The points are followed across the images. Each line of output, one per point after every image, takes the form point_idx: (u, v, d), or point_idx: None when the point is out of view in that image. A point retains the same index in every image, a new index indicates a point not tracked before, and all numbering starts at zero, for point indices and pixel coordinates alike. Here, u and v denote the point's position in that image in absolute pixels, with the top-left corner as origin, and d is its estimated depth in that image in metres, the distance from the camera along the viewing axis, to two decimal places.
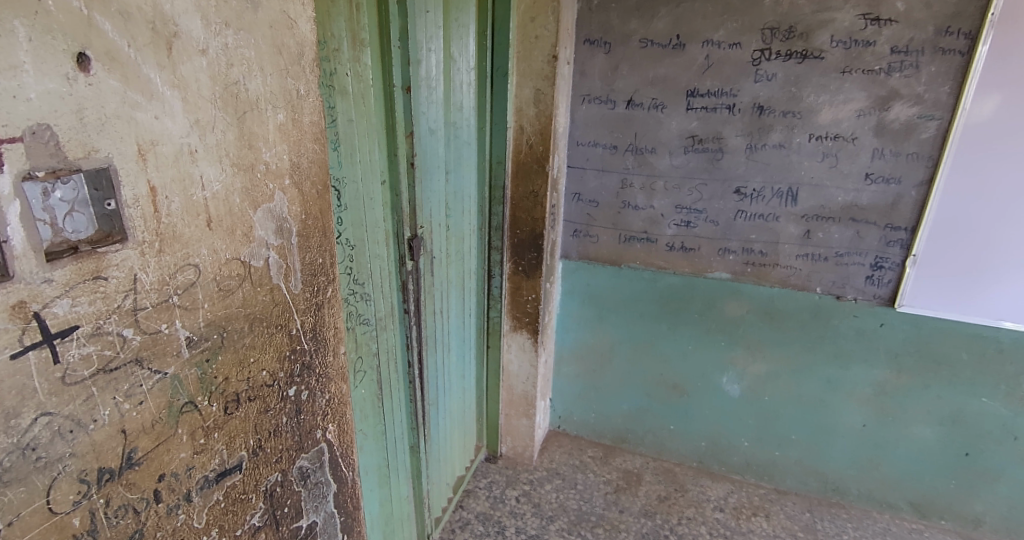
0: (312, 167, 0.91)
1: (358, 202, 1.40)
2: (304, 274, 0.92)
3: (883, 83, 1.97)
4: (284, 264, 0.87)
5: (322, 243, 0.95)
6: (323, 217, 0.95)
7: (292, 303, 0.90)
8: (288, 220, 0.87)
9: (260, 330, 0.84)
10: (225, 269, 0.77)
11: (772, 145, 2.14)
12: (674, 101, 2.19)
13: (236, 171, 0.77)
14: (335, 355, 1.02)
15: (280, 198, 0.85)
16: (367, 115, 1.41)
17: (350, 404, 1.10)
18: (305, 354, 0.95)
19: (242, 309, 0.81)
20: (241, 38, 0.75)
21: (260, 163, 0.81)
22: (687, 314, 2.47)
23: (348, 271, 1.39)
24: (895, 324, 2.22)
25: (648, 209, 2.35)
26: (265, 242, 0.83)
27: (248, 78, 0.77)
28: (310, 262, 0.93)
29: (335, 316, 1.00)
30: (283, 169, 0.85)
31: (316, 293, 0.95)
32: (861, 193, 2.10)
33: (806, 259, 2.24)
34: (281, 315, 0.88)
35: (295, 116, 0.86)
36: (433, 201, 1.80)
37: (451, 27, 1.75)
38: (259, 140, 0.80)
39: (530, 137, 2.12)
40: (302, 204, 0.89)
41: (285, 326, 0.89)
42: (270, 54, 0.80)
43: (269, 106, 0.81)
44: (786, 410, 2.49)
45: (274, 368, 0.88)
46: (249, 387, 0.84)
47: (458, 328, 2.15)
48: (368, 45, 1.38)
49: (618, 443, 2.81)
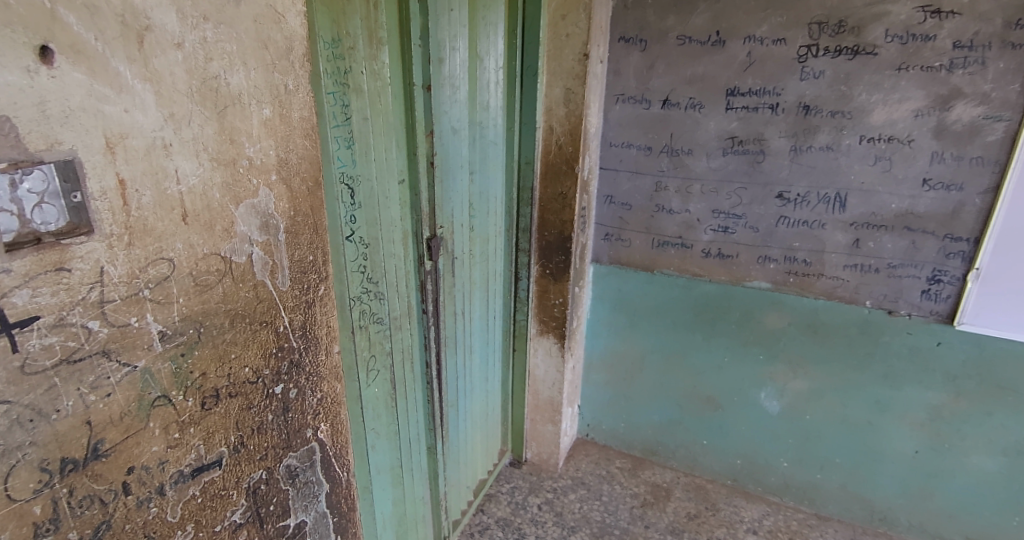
0: (301, 164, 0.91)
1: (374, 201, 1.40)
2: (294, 271, 0.92)
3: (943, 81, 1.82)
4: (270, 260, 0.87)
5: (312, 240, 0.95)
6: (314, 214, 0.95)
7: (279, 300, 0.90)
8: (276, 216, 0.87)
9: (243, 326, 0.85)
10: (202, 264, 0.78)
11: (819, 147, 2.01)
12: (713, 100, 2.09)
13: (216, 166, 0.78)
14: (328, 354, 1.02)
15: (265, 194, 0.85)
16: (383, 114, 1.41)
17: (345, 404, 1.10)
18: (293, 353, 0.95)
19: (222, 305, 0.81)
20: (221, 32, 0.76)
21: (243, 158, 0.81)
22: (723, 324, 2.36)
23: (362, 270, 1.39)
24: (954, 343, 2.05)
25: (684, 213, 2.26)
26: (249, 237, 0.84)
27: (229, 72, 0.78)
28: (300, 260, 0.93)
29: (327, 315, 1.00)
30: (270, 164, 0.85)
31: (306, 290, 0.95)
32: (917, 199, 1.95)
33: (854, 270, 2.10)
34: (267, 311, 0.88)
35: (284, 111, 0.86)
36: (455, 202, 1.79)
37: (479, 26, 1.74)
38: (242, 134, 0.80)
39: (559, 137, 2.07)
40: (291, 201, 0.89)
41: (271, 323, 0.89)
42: (254, 48, 0.81)
43: (254, 100, 0.82)
44: (828, 431, 2.34)
45: (258, 365, 0.88)
46: (230, 383, 0.84)
47: (481, 330, 2.13)
48: (385, 44, 1.38)
49: (648, 456, 2.71)
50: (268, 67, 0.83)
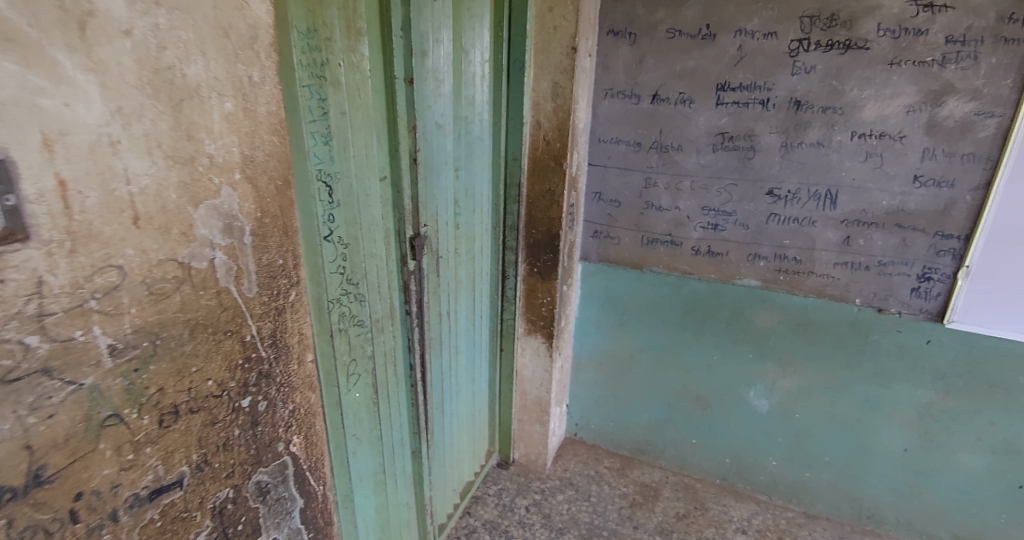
0: (269, 161, 0.86)
1: (353, 199, 1.35)
2: (262, 276, 0.88)
3: (935, 76, 1.80)
4: (235, 265, 0.82)
5: (281, 243, 0.90)
6: (283, 214, 0.91)
7: (244, 308, 0.85)
8: (239, 217, 0.82)
9: (205, 337, 0.80)
10: (157, 271, 0.73)
11: (810, 143, 1.98)
12: (703, 95, 2.05)
13: (171, 164, 0.72)
14: (300, 363, 0.97)
15: (228, 193, 0.80)
16: (363, 108, 1.35)
17: (320, 417, 1.07)
18: (262, 363, 0.90)
19: (180, 314, 0.76)
20: (176, 19, 0.71)
21: (202, 155, 0.76)
22: (713, 323, 2.33)
23: (341, 271, 1.34)
24: (944, 341, 2.04)
25: (673, 211, 2.22)
26: (211, 240, 0.78)
27: (185, 62, 0.72)
28: (269, 263, 0.88)
29: (298, 323, 0.96)
30: (233, 162, 0.80)
31: (275, 297, 0.90)
32: (908, 197, 1.93)
33: (844, 268, 2.08)
34: (232, 320, 0.83)
35: (248, 104, 0.82)
36: (440, 199, 1.74)
37: (463, 17, 1.68)
38: (200, 129, 0.75)
39: (547, 132, 2.02)
40: (257, 201, 0.85)
41: (237, 332, 0.84)
42: (213, 35, 0.76)
43: (214, 93, 0.77)
44: (818, 429, 2.32)
45: (222, 378, 0.83)
46: (191, 398, 0.79)
47: (468, 330, 2.09)
48: (365, 35, 1.32)
49: (637, 455, 2.68)
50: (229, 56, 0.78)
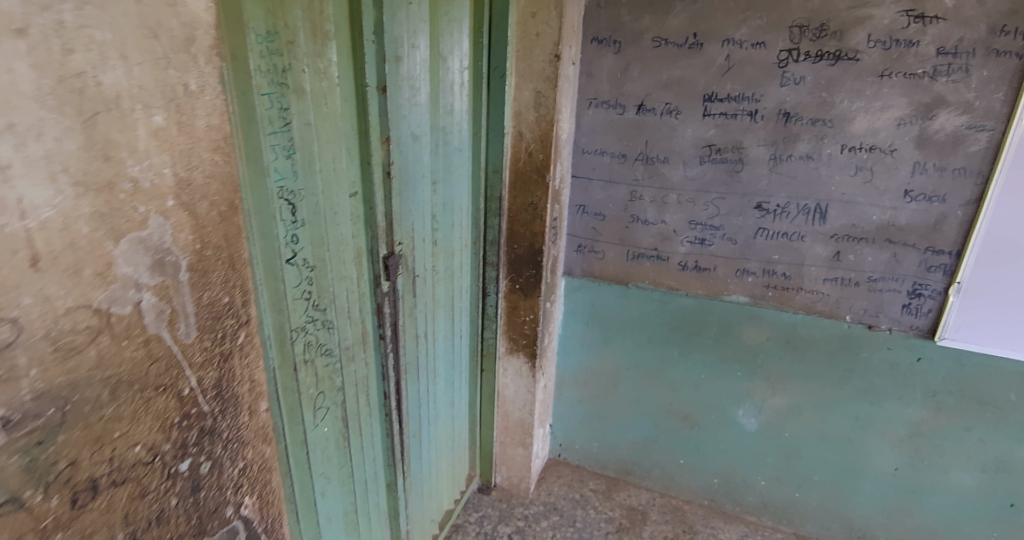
0: (210, 184, 0.75)
1: (320, 217, 1.24)
2: (204, 316, 0.76)
3: (926, 89, 1.75)
4: (167, 308, 0.70)
5: (227, 278, 0.79)
6: (228, 244, 0.79)
7: (181, 357, 0.73)
8: (174, 250, 0.70)
9: (131, 396, 0.67)
10: (66, 322, 0.60)
11: (799, 156, 1.92)
12: (690, 105, 1.98)
13: (82, 191, 0.60)
14: (250, 414, 0.87)
15: (158, 223, 0.68)
16: (331, 119, 1.24)
17: (275, 469, 0.95)
18: (204, 421, 0.78)
19: (97, 371, 0.63)
20: (86, 15, 0.58)
21: (123, 179, 0.64)
22: (700, 340, 2.24)
23: (307, 296, 1.23)
24: (935, 359, 1.98)
25: (659, 224, 2.14)
26: (141, 280, 0.67)
27: (100, 68, 0.60)
28: (212, 303, 0.77)
29: (247, 369, 0.85)
30: (165, 186, 0.68)
31: (219, 341, 0.79)
32: (899, 211, 1.87)
33: (834, 283, 2.01)
34: (165, 373, 0.71)
35: (183, 119, 0.70)
36: (416, 214, 1.63)
37: (441, 21, 1.58)
38: (120, 148, 0.63)
39: (529, 143, 1.93)
40: (196, 231, 0.73)
41: (172, 386, 0.72)
42: (138, 34, 0.64)
43: (138, 104, 0.65)
44: (807, 449, 2.26)
45: (153, 441, 0.71)
46: (113, 469, 0.67)
47: (446, 352, 1.97)
48: (333, 39, 1.21)
49: (623, 476, 2.59)
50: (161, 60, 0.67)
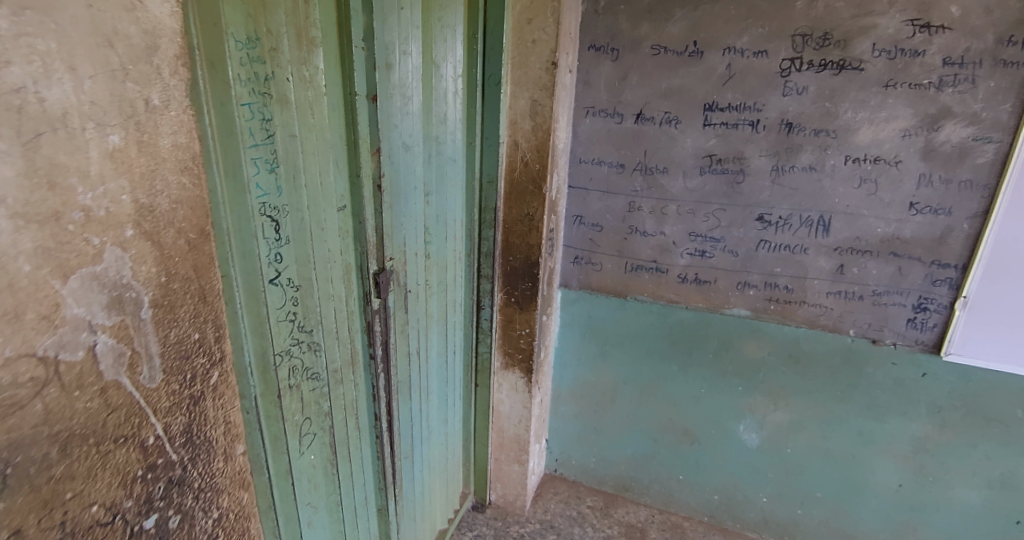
0: (177, 210, 0.79)
1: (307, 234, 1.17)
2: (171, 355, 0.79)
3: (932, 100, 1.70)
4: (130, 351, 0.72)
5: (195, 314, 0.83)
6: (197, 277, 0.84)
7: (144, 405, 0.75)
8: (133, 285, 0.72)
9: (88, 450, 0.68)
10: (16, 377, 0.59)
11: (802, 167, 1.87)
12: (690, 115, 1.92)
13: (27, 223, 0.59)
14: (217, 463, 0.92)
15: (116, 255, 0.69)
16: (318, 130, 1.18)
17: (252, 516, 1.06)
18: (171, 468, 0.81)
19: (43, 427, 0.62)
20: (33, 23, 0.58)
21: (73, 208, 0.64)
22: (700, 354, 2.17)
23: (291, 317, 1.16)
24: (941, 374, 1.92)
25: (658, 236, 2.07)
26: (99, 322, 0.68)
27: (45, 83, 0.60)
28: (179, 341, 0.80)
29: (211, 413, 0.89)
30: (123, 213, 0.70)
31: (187, 387, 0.83)
32: (904, 224, 1.82)
33: (838, 297, 1.95)
34: (128, 424, 0.73)
35: (142, 136, 0.72)
36: (409, 227, 1.57)
37: (433, 27, 1.52)
38: (67, 173, 0.62)
39: (525, 153, 1.87)
40: (162, 263, 0.76)
41: (134, 436, 0.74)
42: (90, 43, 0.64)
43: (90, 122, 0.65)
44: (809, 465, 2.19)
45: (112, 497, 0.72)
46: (70, 530, 0.67)
47: (440, 368, 1.91)
48: (320, 45, 1.15)
49: (620, 492, 2.51)
50: (117, 71, 0.68)
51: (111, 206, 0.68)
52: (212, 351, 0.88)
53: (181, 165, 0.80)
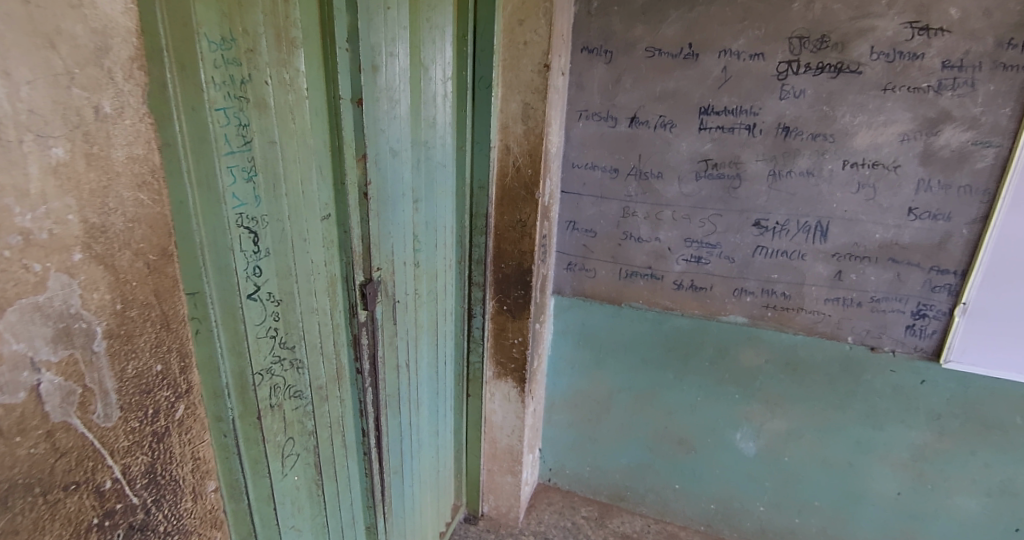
0: (139, 238, 0.80)
1: (289, 245, 1.11)
2: (130, 390, 0.80)
3: (931, 103, 1.66)
4: (83, 391, 0.73)
5: (156, 345, 0.84)
6: (159, 303, 0.85)
7: (100, 444, 0.77)
8: (83, 315, 0.73)
9: (39, 496, 0.70)
10: None
11: (799, 172, 1.81)
12: (685, 119, 1.87)
13: None
14: (185, 496, 0.94)
15: (63, 284, 0.70)
16: (301, 136, 1.12)
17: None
18: (131, 508, 0.83)
19: None
20: None
21: (13, 231, 0.64)
22: (696, 362, 2.11)
23: (272, 333, 1.10)
24: (939, 382, 1.88)
25: (653, 241, 2.01)
26: (44, 359, 0.69)
27: None
28: (138, 374, 0.81)
29: (177, 447, 0.90)
30: (73, 239, 0.71)
31: (148, 422, 0.84)
32: (903, 230, 1.77)
33: (836, 304, 1.90)
34: (82, 465, 0.75)
35: (90, 148, 0.72)
36: (397, 236, 1.51)
37: (421, 27, 1.46)
38: (5, 194, 0.63)
39: (517, 158, 1.82)
40: (118, 296, 0.77)
41: (90, 477, 0.76)
42: (31, 44, 0.64)
43: (32, 133, 0.65)
44: (807, 474, 2.14)
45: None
46: None
47: (430, 379, 1.85)
48: (301, 46, 1.09)
49: (615, 502, 2.45)
50: (63, 76, 0.68)
51: (55, 227, 0.68)
52: (176, 383, 0.89)
53: (139, 179, 0.80)
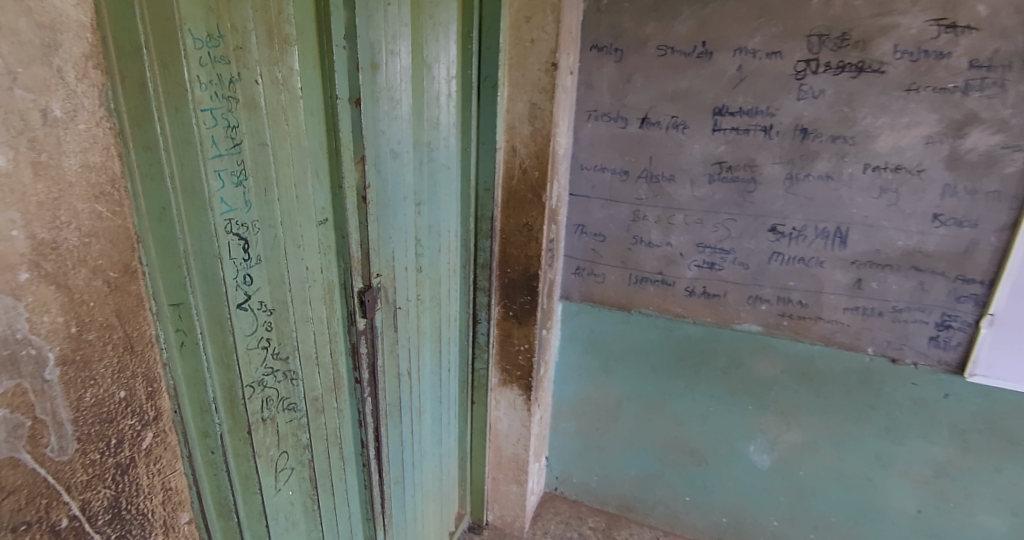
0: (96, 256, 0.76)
1: (282, 252, 1.06)
2: (88, 421, 0.76)
3: (958, 105, 1.58)
4: (34, 426, 0.69)
5: (119, 370, 0.80)
6: (121, 323, 0.80)
7: (54, 481, 0.73)
8: (32, 341, 0.68)
9: None
10: None
11: (818, 175, 1.74)
12: (698, 120, 1.80)
13: None
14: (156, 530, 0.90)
15: (9, 307, 0.66)
16: (295, 138, 1.07)
17: None
18: None
19: None
20: None
21: None
22: (709, 371, 2.04)
23: (264, 344, 1.06)
24: (963, 396, 1.79)
25: (664, 246, 1.94)
26: None
27: None
28: (96, 404, 0.77)
29: (144, 479, 0.86)
30: (20, 258, 0.66)
31: (109, 454, 0.80)
32: (927, 236, 1.69)
33: (855, 313, 1.82)
34: (36, 505, 0.71)
35: (38, 157, 0.67)
36: (398, 240, 1.46)
37: (423, 25, 1.41)
38: None
39: (523, 160, 1.76)
40: (72, 321, 0.73)
41: (44, 517, 0.72)
42: None
43: None
44: (823, 488, 2.06)
45: None
46: None
47: (432, 387, 1.80)
48: (295, 44, 1.04)
49: (624, 512, 2.38)
50: (3, 76, 0.63)
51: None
52: (143, 410, 0.85)
53: (96, 190, 0.76)
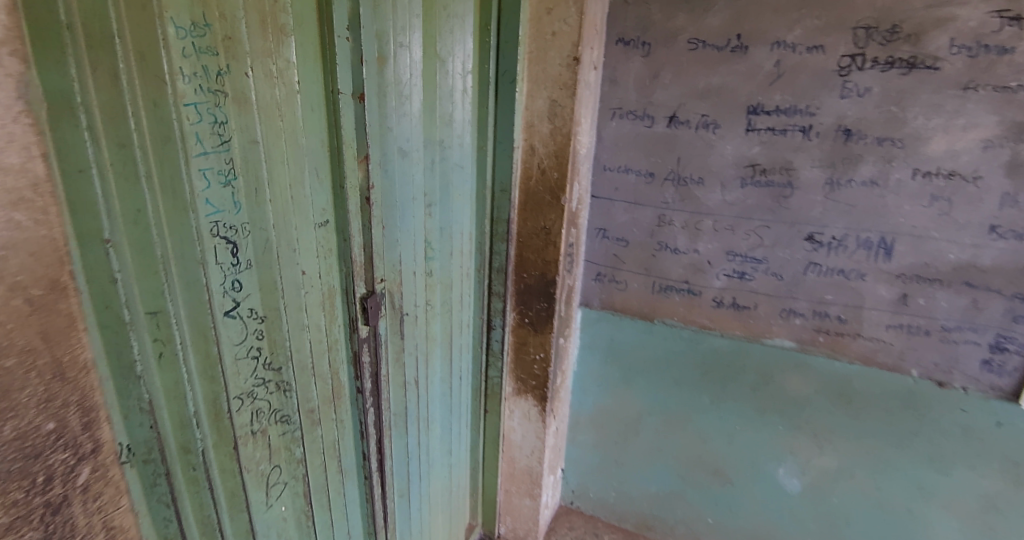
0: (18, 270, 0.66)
1: (275, 256, 1.00)
2: (5, 460, 0.67)
3: (1021, 105, 1.43)
4: None
5: (46, 401, 0.71)
6: (48, 347, 0.70)
7: None
8: None
9: None
10: None
11: (861, 181, 1.60)
12: (731, 119, 1.68)
13: None
14: None
15: None
16: (292, 134, 1.01)
17: None
18: None
19: None
20: None
21: None
22: (736, 387, 1.92)
23: (254, 354, 1.00)
24: (1018, 425, 1.64)
25: (691, 253, 1.83)
26: None
27: None
28: (16, 441, 0.68)
29: (79, 521, 0.77)
30: None
31: (34, 497, 0.71)
32: (982, 250, 1.54)
33: (899, 331, 1.68)
34: None
35: None
36: (406, 243, 1.39)
37: (437, 16, 1.34)
38: None
39: (542, 160, 1.67)
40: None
41: None
42: None
43: None
44: (858, 517, 1.92)
45: None
46: None
47: (442, 395, 1.72)
48: (292, 35, 0.97)
49: (642, 531, 2.26)
50: None
51: None
52: (79, 443, 0.76)
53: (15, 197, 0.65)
